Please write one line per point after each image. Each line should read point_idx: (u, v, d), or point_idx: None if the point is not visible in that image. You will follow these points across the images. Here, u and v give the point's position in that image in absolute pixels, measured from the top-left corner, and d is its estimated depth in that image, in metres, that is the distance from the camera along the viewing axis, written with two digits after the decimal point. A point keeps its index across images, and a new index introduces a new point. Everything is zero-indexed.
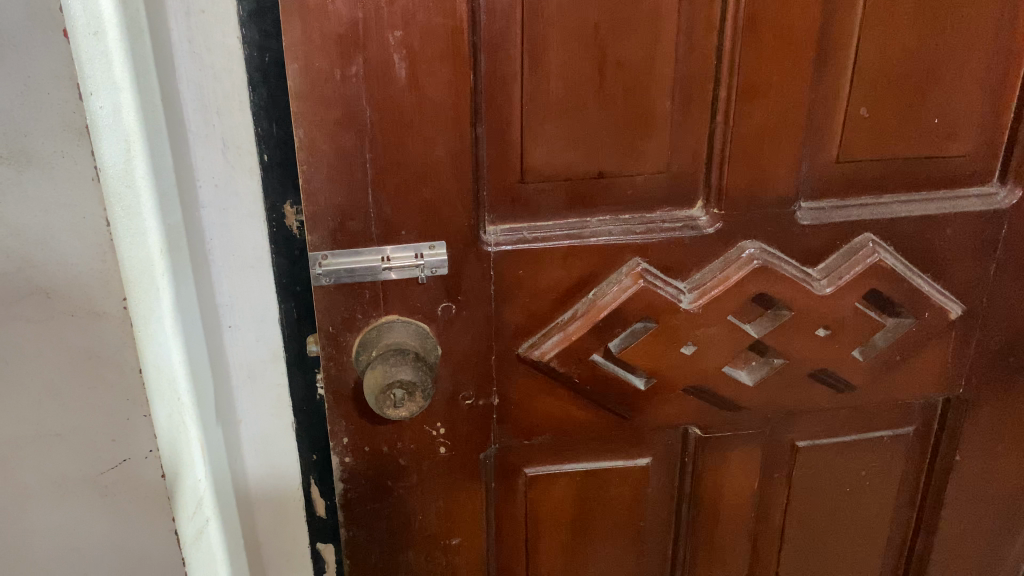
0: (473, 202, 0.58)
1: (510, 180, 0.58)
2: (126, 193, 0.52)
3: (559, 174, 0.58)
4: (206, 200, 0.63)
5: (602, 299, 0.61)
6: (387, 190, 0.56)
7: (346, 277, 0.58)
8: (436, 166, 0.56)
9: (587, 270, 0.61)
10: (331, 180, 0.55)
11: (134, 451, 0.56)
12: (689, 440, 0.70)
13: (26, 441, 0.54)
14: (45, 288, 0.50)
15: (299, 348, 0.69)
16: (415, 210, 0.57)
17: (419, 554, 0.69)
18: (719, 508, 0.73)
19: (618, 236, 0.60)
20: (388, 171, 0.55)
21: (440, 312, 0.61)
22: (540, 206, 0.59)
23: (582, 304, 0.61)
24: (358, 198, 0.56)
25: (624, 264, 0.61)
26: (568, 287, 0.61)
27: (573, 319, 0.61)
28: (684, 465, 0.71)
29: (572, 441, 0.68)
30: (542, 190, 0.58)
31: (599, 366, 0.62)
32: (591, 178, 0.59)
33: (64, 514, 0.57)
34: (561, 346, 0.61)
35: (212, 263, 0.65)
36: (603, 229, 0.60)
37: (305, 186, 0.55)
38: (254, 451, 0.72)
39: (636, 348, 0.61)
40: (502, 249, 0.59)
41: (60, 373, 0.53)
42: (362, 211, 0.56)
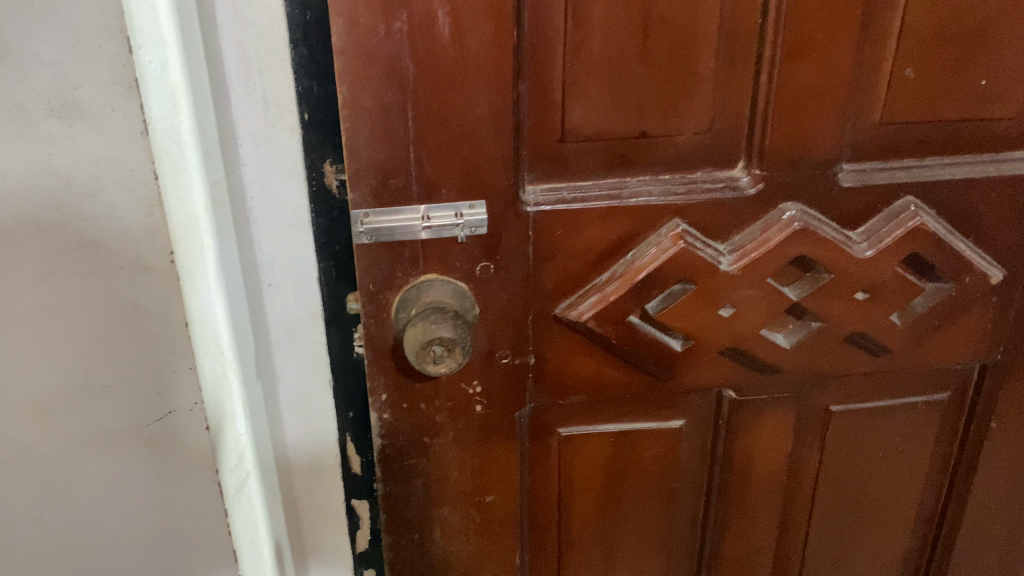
0: (513, 160, 0.58)
1: (551, 139, 0.58)
2: (172, 147, 0.53)
3: (600, 134, 0.58)
4: (247, 158, 0.64)
5: (640, 261, 0.61)
6: (428, 147, 0.56)
7: (387, 235, 0.58)
8: (477, 125, 0.56)
9: (626, 231, 0.61)
10: (374, 138, 0.55)
11: (179, 404, 0.57)
12: (723, 403, 0.70)
13: (75, 391, 0.55)
14: (93, 241, 0.51)
15: (337, 308, 0.69)
16: (455, 169, 0.57)
17: (453, 511, 0.70)
18: (751, 471, 0.74)
19: (657, 196, 0.60)
20: (429, 129, 0.55)
21: (479, 272, 0.61)
22: (580, 165, 0.59)
23: (619, 266, 0.61)
24: (399, 155, 0.56)
25: (663, 225, 0.61)
26: (607, 247, 0.61)
27: (611, 279, 0.61)
28: (718, 428, 0.71)
29: (606, 402, 0.68)
30: (582, 150, 0.58)
31: (636, 327, 0.62)
32: (632, 139, 0.58)
33: (111, 464, 0.58)
34: (598, 308, 0.61)
35: (252, 221, 0.66)
36: (643, 190, 0.60)
37: (347, 143, 0.55)
38: (291, 408, 0.73)
39: (673, 309, 0.62)
40: (541, 209, 0.59)
41: (107, 326, 0.54)
42: (402, 169, 0.57)
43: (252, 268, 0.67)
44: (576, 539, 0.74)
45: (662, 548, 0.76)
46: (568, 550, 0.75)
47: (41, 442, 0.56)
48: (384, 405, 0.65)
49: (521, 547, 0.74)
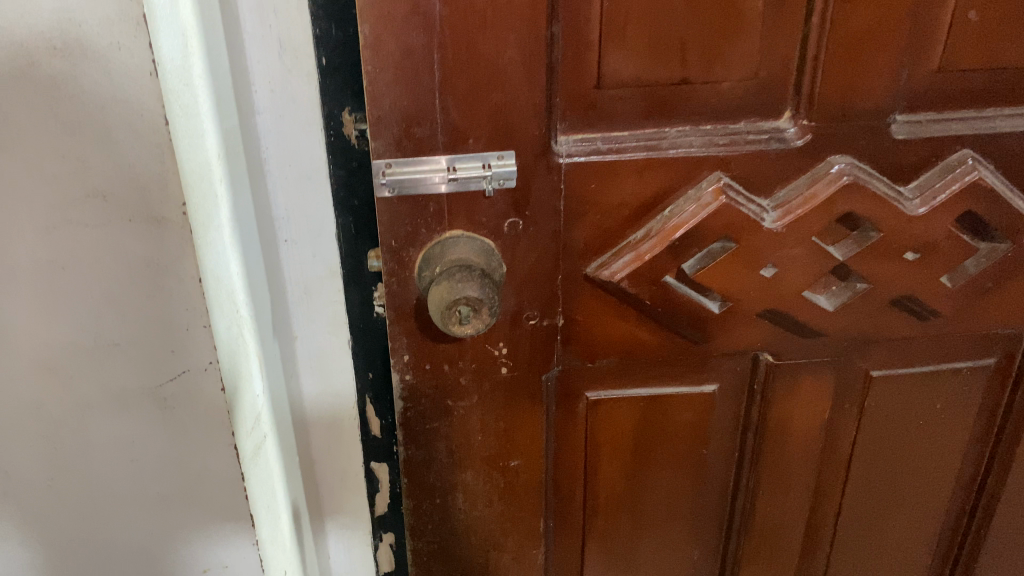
0: (545, 108, 0.54)
1: (586, 86, 0.54)
2: (182, 92, 0.49)
3: (638, 80, 0.54)
4: (262, 106, 0.60)
5: (679, 216, 0.57)
6: (455, 94, 0.53)
7: (410, 187, 0.55)
8: (508, 68, 0.52)
9: (663, 184, 0.57)
10: (397, 82, 0.52)
11: (193, 363, 0.54)
12: (759, 365, 0.66)
13: (86, 350, 0.53)
14: (101, 191, 0.48)
15: (355, 265, 0.67)
16: (484, 116, 0.54)
17: (477, 476, 0.68)
18: (786, 438, 0.71)
19: (698, 147, 0.56)
20: (457, 73, 0.52)
21: (507, 228, 0.58)
22: (616, 114, 0.55)
23: (656, 222, 0.58)
24: (424, 102, 0.53)
25: (704, 179, 0.57)
26: (643, 202, 0.58)
27: (647, 237, 0.58)
28: (753, 392, 0.68)
29: (638, 365, 0.65)
30: (619, 97, 0.55)
31: (671, 288, 0.59)
32: (673, 85, 0.55)
33: (124, 425, 0.56)
34: (634, 267, 0.58)
35: (268, 173, 0.63)
36: (683, 141, 0.56)
37: (369, 88, 0.52)
38: (307, 367, 0.71)
39: (712, 269, 0.58)
40: (574, 160, 0.56)
41: (118, 282, 0.51)
42: (427, 117, 0.53)
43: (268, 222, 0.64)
44: (602, 506, 0.72)
45: (690, 515, 0.74)
46: (593, 517, 0.72)
47: (50, 402, 0.54)
48: (406, 366, 0.62)
49: (545, 514, 0.72)
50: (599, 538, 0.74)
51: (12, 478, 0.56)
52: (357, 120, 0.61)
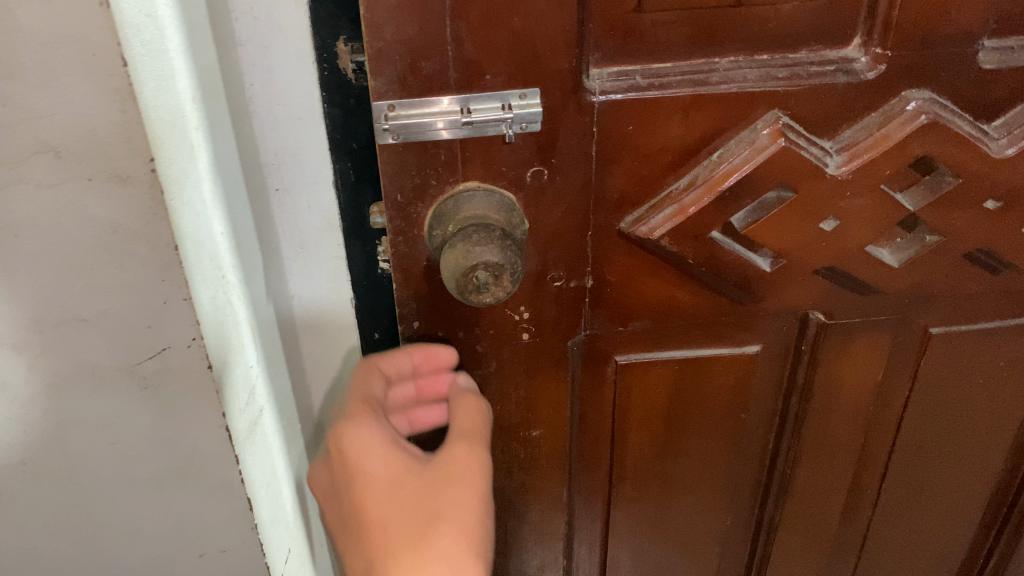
0: (576, 37, 0.46)
1: (623, 10, 0.46)
2: (143, 24, 0.41)
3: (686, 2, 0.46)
4: (244, 35, 0.52)
5: (730, 162, 0.50)
6: (469, 21, 0.44)
7: (417, 133, 0.47)
8: None
9: (711, 126, 0.49)
10: (401, 9, 0.43)
11: (175, 340, 0.48)
12: (808, 326, 0.60)
13: (49, 326, 0.46)
14: (53, 145, 0.40)
15: (356, 215, 0.59)
16: (504, 48, 0.46)
17: (495, 447, 0.62)
18: (834, 404, 0.64)
19: (754, 82, 0.48)
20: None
21: (530, 178, 0.50)
22: (658, 43, 0.47)
23: (702, 169, 0.50)
24: (433, 32, 0.44)
25: (760, 118, 0.49)
26: (687, 148, 0.50)
27: (691, 186, 0.50)
28: (799, 353, 0.61)
29: (675, 326, 0.58)
30: (662, 22, 0.47)
31: (717, 245, 0.52)
32: (725, 7, 0.46)
33: (100, 407, 0.50)
34: (679, 222, 0.51)
35: (254, 113, 0.55)
36: (735, 74, 0.48)
37: (367, 16, 0.43)
38: (306, 329, 0.65)
39: (765, 223, 0.51)
40: (609, 99, 0.48)
41: (80, 249, 0.44)
42: (437, 50, 0.45)
43: (256, 170, 0.57)
44: (630, 473, 0.66)
45: (724, 481, 0.68)
46: (620, 485, 0.67)
47: (14, 386, 0.48)
48: (416, 334, 0.55)
49: (569, 483, 0.66)
50: (626, 507, 0.68)
51: None
52: (354, 50, 0.53)
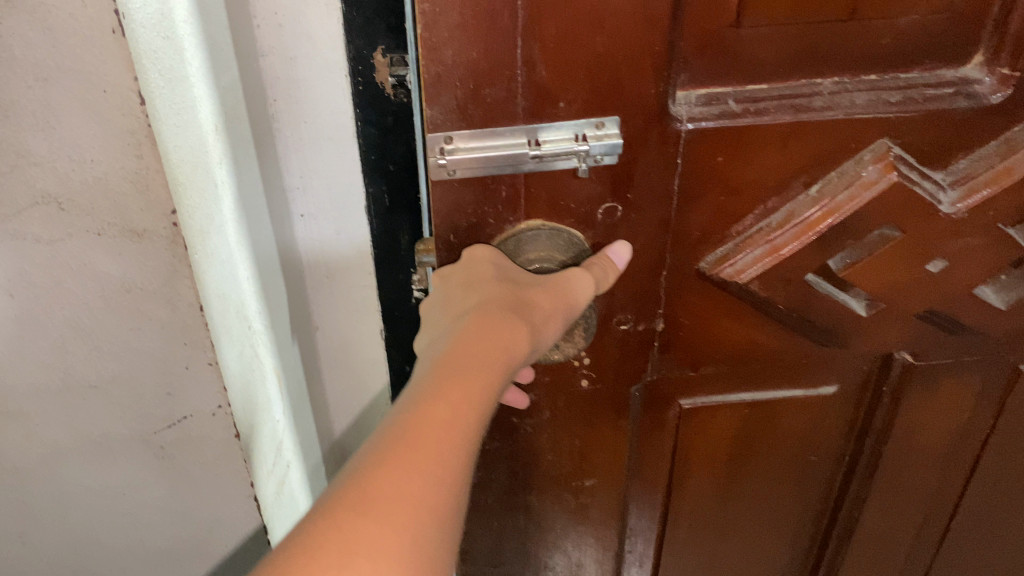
0: (664, 58, 0.39)
1: (719, 25, 0.39)
2: None
3: (791, 15, 0.39)
4: (267, 44, 0.45)
5: (834, 200, 0.44)
6: (543, 41, 0.38)
7: (478, 167, 0.41)
8: (617, 4, 0.37)
9: (810, 157, 0.43)
10: (465, 27, 0.37)
11: (197, 408, 0.42)
12: (893, 366, 0.54)
13: (52, 395, 0.40)
14: (54, 196, 0.34)
15: (390, 243, 0.53)
16: (582, 72, 0.39)
17: (543, 496, 0.57)
18: (911, 445, 0.58)
19: (861, 107, 0.42)
20: (547, 13, 0.37)
21: (601, 216, 0.44)
22: (755, 62, 0.40)
23: (798, 203, 0.44)
24: (500, 53, 0.38)
25: (868, 146, 0.43)
26: (782, 180, 0.44)
27: (787, 222, 0.45)
28: (879, 395, 0.55)
29: (747, 370, 0.53)
30: (762, 39, 0.40)
31: (813, 288, 0.47)
32: (835, 22, 0.40)
33: (111, 478, 0.44)
34: (769, 264, 0.45)
35: (278, 134, 0.48)
36: (842, 98, 0.42)
37: (424, 35, 0.37)
38: (332, 365, 0.59)
39: (866, 264, 0.45)
40: (698, 127, 0.41)
41: (88, 311, 0.37)
42: (504, 74, 0.38)
43: (279, 195, 0.50)
44: (684, 516, 0.61)
45: (785, 522, 0.63)
46: (673, 529, 0.62)
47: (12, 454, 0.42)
48: None
49: (621, 530, 0.61)
50: (677, 550, 0.63)
51: None
52: (393, 62, 0.46)
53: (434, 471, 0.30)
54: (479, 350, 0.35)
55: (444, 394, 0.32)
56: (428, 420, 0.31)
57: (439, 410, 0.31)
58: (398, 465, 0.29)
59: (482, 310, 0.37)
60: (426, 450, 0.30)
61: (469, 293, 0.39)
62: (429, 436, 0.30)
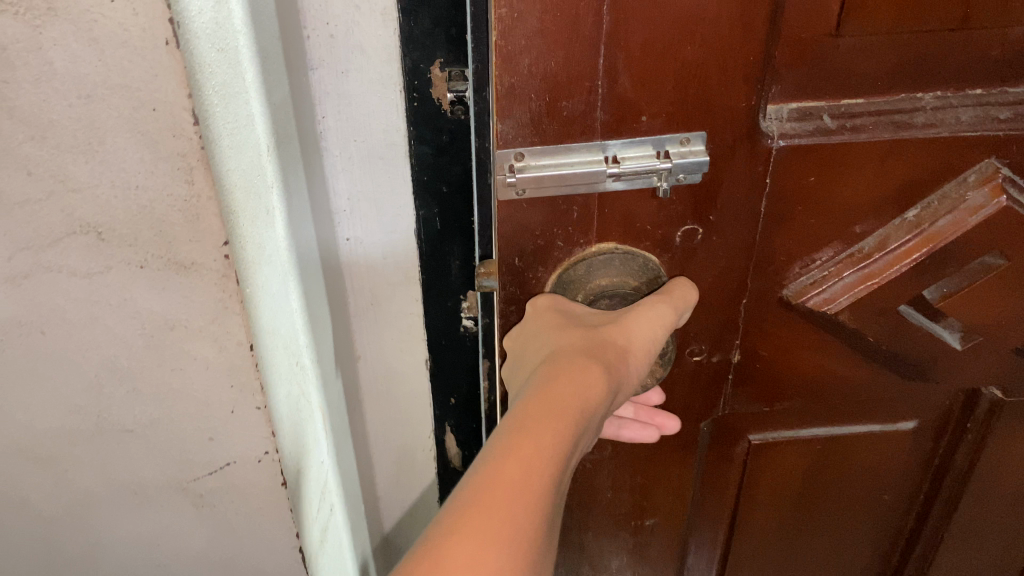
0: (758, 70, 0.36)
1: (818, 34, 0.36)
2: (216, 62, 0.30)
3: (897, 24, 0.35)
4: (316, 56, 0.42)
5: (935, 225, 0.40)
6: (629, 50, 0.34)
7: (550, 186, 0.37)
8: (712, 10, 0.34)
9: (909, 177, 0.39)
10: (544, 36, 0.33)
11: (242, 454, 0.37)
12: (980, 402, 0.50)
13: (86, 436, 0.37)
14: (93, 225, 0.30)
15: (440, 267, 0.49)
16: (669, 83, 0.36)
17: (600, 538, 0.53)
18: (997, 488, 0.54)
19: (967, 124, 0.38)
20: (635, 20, 0.34)
21: (679, 240, 0.41)
22: (854, 74, 0.37)
23: (895, 229, 0.41)
24: (580, 64, 0.34)
25: (972, 167, 0.39)
26: (877, 202, 0.40)
27: (882, 249, 0.41)
28: (964, 432, 0.51)
29: (824, 406, 0.49)
30: (864, 49, 0.36)
31: (906, 318, 0.43)
32: (943, 32, 0.36)
33: (145, 525, 0.40)
34: (861, 293, 0.41)
35: (324, 151, 0.45)
36: (946, 115, 0.38)
37: (500, 45, 0.33)
38: (372, 390, 0.56)
39: (966, 294, 0.42)
40: (792, 145, 0.38)
41: (127, 348, 0.34)
42: (584, 86, 0.35)
43: (323, 217, 0.47)
44: (745, 558, 0.57)
45: (851, 563, 0.59)
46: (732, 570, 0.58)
47: (39, 499, 0.39)
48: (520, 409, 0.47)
49: (677, 572, 0.57)
50: None
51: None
52: (450, 77, 0.42)
53: (507, 543, 0.25)
54: (551, 392, 0.30)
55: (513, 449, 0.28)
56: (496, 480, 0.26)
57: (508, 467, 0.27)
58: (462, 539, 0.25)
59: (554, 357, 0.33)
60: (495, 517, 0.25)
61: (541, 347, 0.35)
62: (497, 499, 0.26)
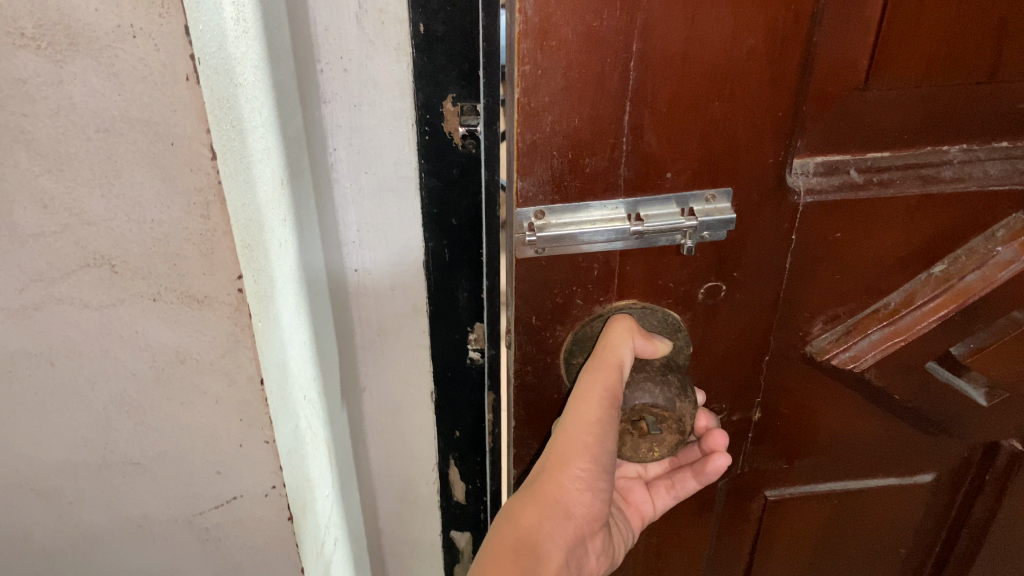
0: (787, 125, 0.36)
1: (846, 87, 0.35)
2: (234, 97, 0.30)
3: (926, 80, 0.35)
4: (330, 90, 0.42)
5: (964, 279, 0.41)
6: (655, 104, 0.34)
7: (571, 244, 0.37)
8: (742, 64, 0.34)
9: (937, 232, 0.40)
10: (568, 92, 0.33)
11: (249, 488, 0.37)
12: (999, 453, 0.49)
13: (93, 469, 0.36)
14: (108, 258, 0.30)
15: (447, 299, 0.49)
16: (694, 138, 0.35)
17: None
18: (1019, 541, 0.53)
19: (995, 178, 0.39)
20: (660, 76, 0.33)
21: (702, 296, 0.41)
22: (880, 125, 0.37)
23: (921, 285, 0.41)
24: (604, 121, 0.34)
25: (1002, 221, 0.40)
26: (903, 259, 0.41)
27: (909, 308, 0.41)
28: (981, 482, 0.51)
29: (841, 457, 0.49)
30: (889, 102, 0.36)
31: (932, 374, 0.43)
32: (971, 84, 0.36)
33: (148, 561, 0.40)
34: (892, 348, 0.42)
35: (335, 183, 0.45)
36: (974, 168, 0.39)
37: (523, 101, 0.33)
38: (378, 423, 0.55)
39: (991, 351, 0.42)
40: (817, 198, 0.38)
41: (136, 382, 0.34)
42: (607, 142, 0.35)
43: (333, 247, 0.47)
44: None
45: None
46: None
47: (43, 532, 0.38)
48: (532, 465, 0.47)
49: None
50: None
51: None
52: (462, 111, 0.42)
53: None
54: None
55: None
56: None
57: None
58: None
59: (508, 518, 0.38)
60: None
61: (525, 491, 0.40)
62: None
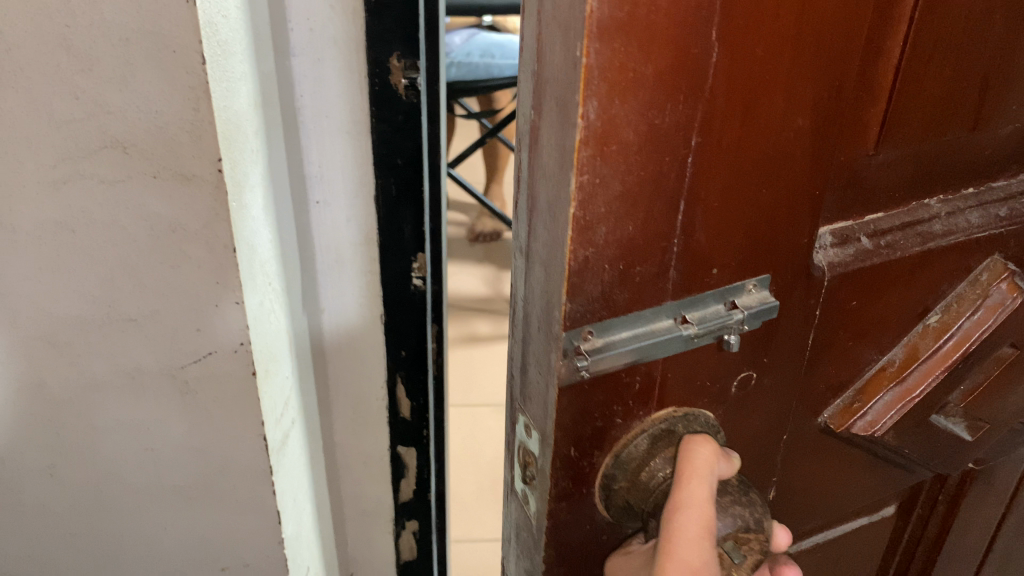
0: (816, 209, 0.45)
1: (858, 161, 0.46)
2: (221, 25, 0.41)
3: (917, 144, 0.48)
4: (298, 45, 0.52)
5: (958, 325, 0.57)
6: (703, 208, 0.40)
7: (625, 351, 0.42)
8: (781, 161, 0.42)
9: (928, 281, 0.55)
10: (620, 195, 0.37)
11: (222, 344, 0.47)
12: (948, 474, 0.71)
13: (98, 325, 0.46)
14: (122, 141, 0.41)
15: (394, 232, 0.60)
16: (738, 233, 0.43)
17: None
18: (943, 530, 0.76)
19: (968, 228, 0.54)
20: (706, 185, 0.40)
21: (734, 382, 0.50)
22: (875, 184, 0.48)
23: (919, 340, 0.57)
24: (654, 227, 0.39)
25: (982, 268, 0.57)
26: (902, 319, 0.55)
27: (911, 368, 0.57)
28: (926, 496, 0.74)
29: (818, 495, 0.62)
30: (885, 164, 0.48)
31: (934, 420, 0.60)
32: (956, 135, 0.50)
33: (139, 412, 0.50)
34: (901, 403, 0.57)
35: (301, 124, 0.55)
36: (954, 220, 0.53)
37: (579, 216, 0.37)
38: (335, 345, 0.65)
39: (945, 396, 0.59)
40: (837, 267, 0.49)
41: (137, 248, 0.44)
42: (656, 246, 0.40)
43: (300, 181, 0.57)
44: None
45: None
46: None
47: (54, 380, 0.48)
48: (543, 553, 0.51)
49: None
50: None
51: (14, 453, 0.51)
52: (406, 67, 0.54)
53: None
54: None
55: None
56: None
57: None
58: None
59: None
60: None
61: None
62: None
